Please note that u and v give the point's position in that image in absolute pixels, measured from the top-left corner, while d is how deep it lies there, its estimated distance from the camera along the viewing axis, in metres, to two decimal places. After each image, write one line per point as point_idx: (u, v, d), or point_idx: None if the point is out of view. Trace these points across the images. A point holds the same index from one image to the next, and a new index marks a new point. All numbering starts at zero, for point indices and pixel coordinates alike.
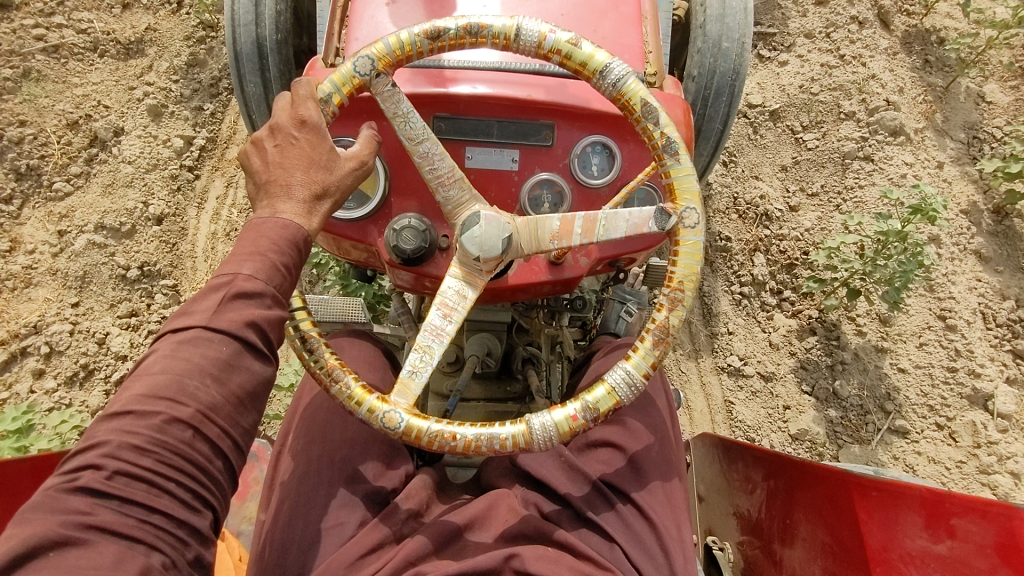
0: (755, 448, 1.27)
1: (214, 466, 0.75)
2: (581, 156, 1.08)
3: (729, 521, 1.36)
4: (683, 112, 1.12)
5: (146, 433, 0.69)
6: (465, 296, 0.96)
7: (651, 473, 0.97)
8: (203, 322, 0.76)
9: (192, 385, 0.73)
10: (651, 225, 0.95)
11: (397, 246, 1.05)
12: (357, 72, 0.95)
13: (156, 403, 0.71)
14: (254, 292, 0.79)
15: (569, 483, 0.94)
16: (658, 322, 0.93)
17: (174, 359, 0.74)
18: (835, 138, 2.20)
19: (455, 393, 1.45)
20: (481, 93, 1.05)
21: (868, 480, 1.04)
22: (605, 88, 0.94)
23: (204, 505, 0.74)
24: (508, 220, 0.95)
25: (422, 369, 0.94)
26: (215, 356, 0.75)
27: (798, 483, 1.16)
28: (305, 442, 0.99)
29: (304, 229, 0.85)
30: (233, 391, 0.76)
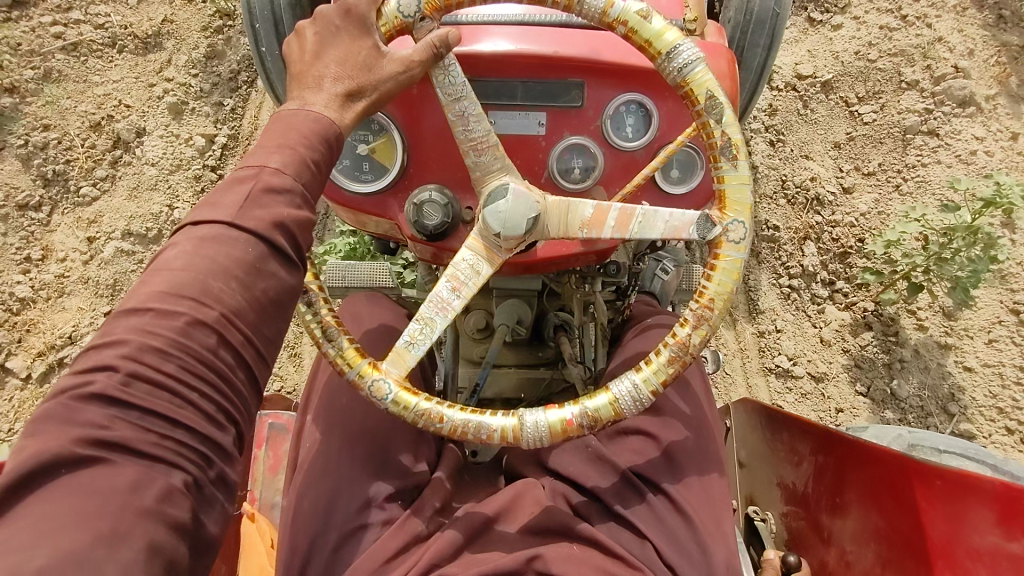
0: (802, 421, 1.20)
1: (238, 374, 0.69)
2: (614, 116, 0.99)
3: (772, 491, 1.31)
4: (727, 63, 1.01)
5: (166, 335, 0.63)
6: (479, 271, 0.90)
7: (688, 468, 0.93)
8: (226, 219, 0.70)
9: (216, 286, 0.67)
10: (691, 231, 0.87)
11: (420, 222, 0.99)
12: (401, 14, 0.84)
13: (179, 302, 0.65)
14: (282, 188, 0.72)
15: (597, 474, 0.91)
16: (677, 341, 0.86)
17: (196, 256, 0.68)
18: (895, 111, 2.03)
19: (485, 366, 1.41)
20: (505, 51, 0.96)
21: (928, 468, 0.97)
22: (667, 72, 0.84)
23: (229, 420, 0.68)
24: (538, 198, 0.88)
25: (421, 340, 0.89)
26: (240, 257, 0.69)
27: (849, 461, 1.10)
28: (326, 429, 0.96)
29: (336, 124, 0.78)
30: (257, 295, 0.70)
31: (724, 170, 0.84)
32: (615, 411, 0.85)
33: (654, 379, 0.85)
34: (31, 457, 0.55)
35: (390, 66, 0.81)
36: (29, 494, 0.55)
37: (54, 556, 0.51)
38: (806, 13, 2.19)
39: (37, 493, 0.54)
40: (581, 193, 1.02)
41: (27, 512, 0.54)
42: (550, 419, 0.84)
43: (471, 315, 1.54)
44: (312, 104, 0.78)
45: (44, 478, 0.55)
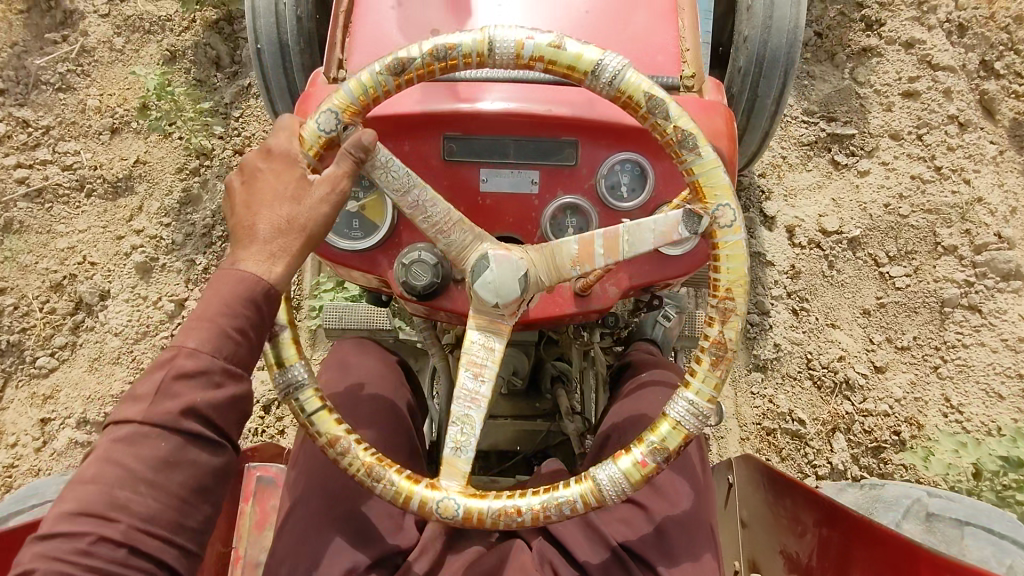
0: (807, 489, 1.16)
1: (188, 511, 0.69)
2: (608, 176, 0.97)
3: (775, 560, 1.25)
4: (725, 120, 0.98)
5: (73, 560, 0.63)
6: (492, 348, 0.86)
7: (680, 550, 0.89)
8: (140, 417, 0.68)
9: (125, 495, 0.66)
10: (681, 229, 0.83)
11: (408, 282, 0.96)
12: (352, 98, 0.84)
13: (88, 520, 0.64)
14: (198, 370, 0.70)
15: (587, 548, 0.88)
16: (656, 438, 0.82)
17: (108, 464, 0.66)
18: (931, 278, 1.85)
19: None
20: (500, 110, 0.95)
21: (941, 559, 0.94)
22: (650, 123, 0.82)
23: None
24: (520, 254, 0.85)
25: (466, 443, 0.84)
26: (152, 460, 0.67)
27: (856, 539, 1.06)
28: (304, 490, 0.93)
29: (264, 283, 0.74)
30: (173, 496, 0.68)
31: (720, 270, 0.82)
32: (594, 496, 0.81)
33: (641, 470, 0.81)
34: None
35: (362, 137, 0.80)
36: None
37: None
38: (829, 156, 2.00)
39: None
40: None
41: None
42: (503, 506, 0.80)
43: (466, 362, 1.49)
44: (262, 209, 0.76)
45: None
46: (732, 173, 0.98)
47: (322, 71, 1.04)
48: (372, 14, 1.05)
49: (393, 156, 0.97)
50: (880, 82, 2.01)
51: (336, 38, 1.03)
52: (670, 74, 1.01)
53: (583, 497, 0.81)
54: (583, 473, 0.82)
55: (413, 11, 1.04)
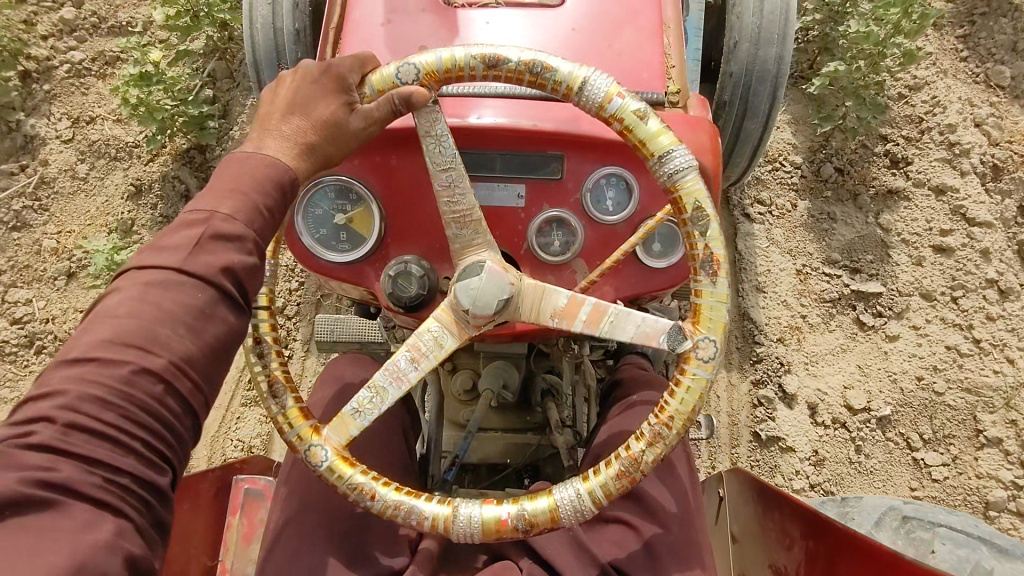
0: (793, 502, 1.16)
1: (252, 219, 0.70)
2: (594, 190, 0.98)
3: (764, 573, 1.25)
4: (709, 137, 0.99)
5: (109, 384, 0.59)
6: (442, 344, 0.88)
7: (667, 561, 0.89)
8: (177, 262, 0.65)
9: (163, 333, 0.62)
10: (664, 338, 0.84)
11: (396, 293, 0.97)
12: (400, 80, 0.85)
13: (123, 350, 0.61)
14: (233, 234, 0.68)
15: (576, 564, 0.87)
16: (628, 456, 0.82)
17: (141, 302, 0.63)
18: (972, 473, 1.76)
19: (467, 436, 1.38)
20: (486, 124, 0.96)
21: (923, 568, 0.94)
22: (659, 174, 0.83)
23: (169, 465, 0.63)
24: (513, 279, 0.86)
25: (370, 411, 0.86)
26: (189, 303, 0.64)
27: (840, 550, 1.06)
28: (299, 506, 0.93)
29: (291, 171, 0.75)
30: (208, 342, 0.65)
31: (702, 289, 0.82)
32: (555, 517, 0.81)
33: (556, 507, 0.81)
34: None
35: (355, 120, 0.82)
36: None
37: None
38: (855, 314, 1.93)
39: None
40: (561, 265, 1.00)
41: None
42: (468, 513, 0.80)
43: (457, 374, 1.49)
44: (268, 148, 0.75)
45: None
46: (716, 189, 0.99)
47: None
48: (360, 29, 1.07)
49: (382, 172, 0.99)
50: (909, 231, 1.97)
51: (327, 55, 1.06)
52: (655, 91, 1.02)
53: (547, 512, 0.81)
54: (550, 489, 0.82)
55: (400, 27, 1.06)
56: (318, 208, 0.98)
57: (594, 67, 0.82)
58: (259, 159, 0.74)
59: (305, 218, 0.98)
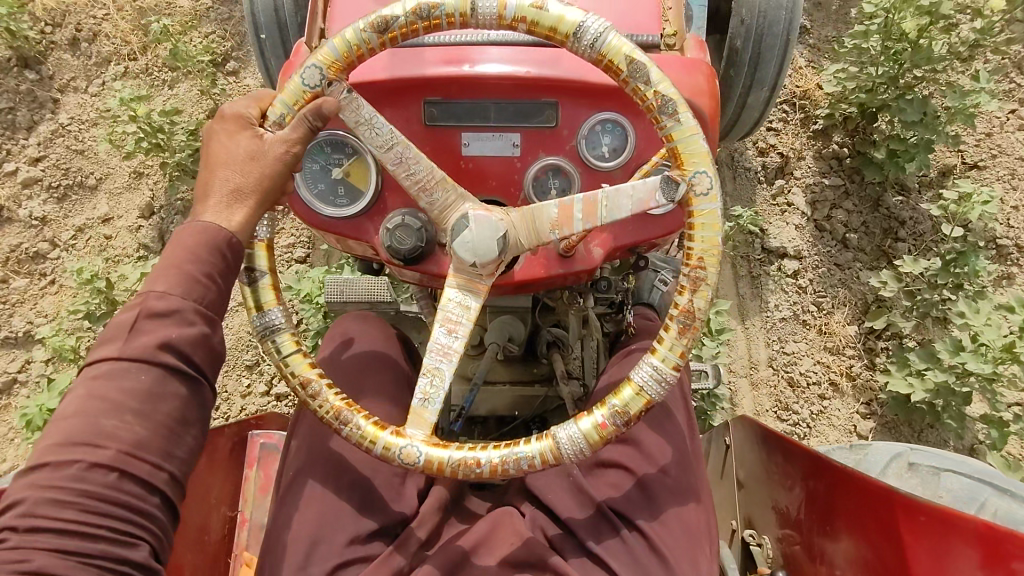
0: (793, 443, 1.18)
1: (190, 290, 0.74)
2: (589, 135, 0.97)
3: (767, 515, 1.27)
4: (707, 79, 0.98)
5: (65, 486, 0.64)
6: (469, 306, 0.89)
7: (663, 500, 0.93)
8: (116, 351, 0.70)
9: (108, 424, 0.67)
10: (658, 196, 0.83)
11: (393, 246, 0.98)
12: (306, 86, 0.85)
13: (73, 450, 0.65)
14: (168, 309, 0.72)
15: (574, 505, 0.91)
16: (619, 403, 0.83)
17: (90, 398, 0.68)
18: None
19: (472, 389, 1.40)
20: (478, 72, 0.95)
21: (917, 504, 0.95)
22: (582, 52, 0.81)
23: (139, 533, 0.67)
24: (501, 216, 0.86)
25: (434, 395, 0.87)
26: (134, 387, 0.69)
27: (838, 489, 1.08)
28: (308, 460, 0.96)
29: (228, 232, 0.78)
30: (159, 423, 0.70)
31: (694, 238, 0.82)
32: (557, 455, 0.83)
33: (627, 401, 0.83)
34: None
35: None
36: None
37: None
38: None
39: None
40: None
41: None
42: (464, 457, 0.83)
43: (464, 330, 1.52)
44: None
45: None
46: (713, 132, 0.98)
47: (304, 41, 1.04)
48: None
49: None
50: None
51: (317, 6, 1.04)
52: (650, 33, 1.00)
53: (543, 453, 0.84)
54: (544, 432, 0.85)
55: None
56: (314, 164, 0.99)
57: (591, 13, 0.80)
58: (197, 229, 0.77)
59: (304, 173, 1.00)
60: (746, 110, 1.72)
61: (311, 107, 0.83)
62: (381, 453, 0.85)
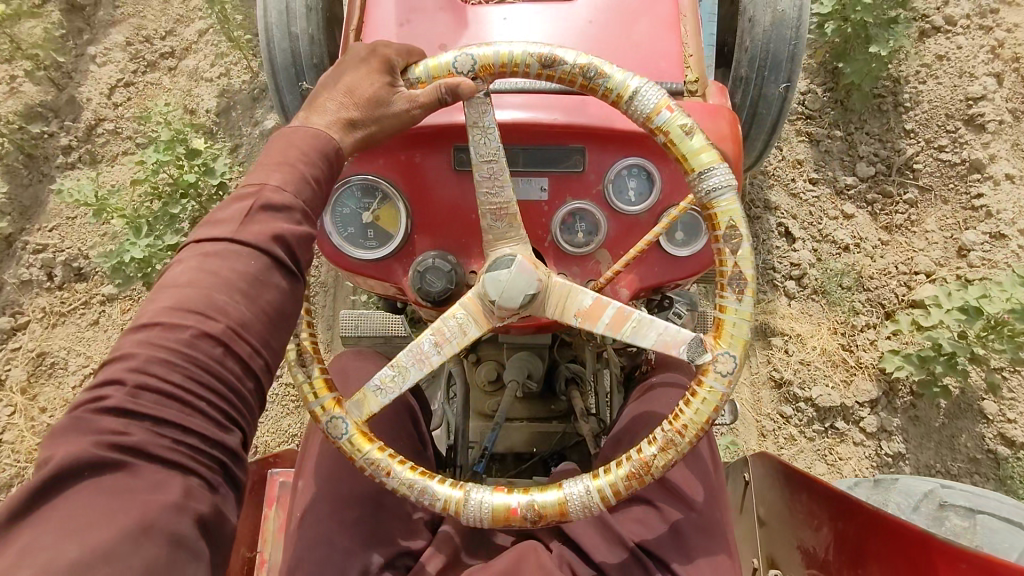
0: (819, 484, 1.18)
1: (301, 190, 0.71)
2: (616, 180, 0.99)
3: (795, 556, 1.28)
4: (730, 124, 1.00)
5: (171, 348, 0.60)
6: (466, 331, 0.89)
7: (694, 543, 0.93)
8: (229, 233, 0.66)
9: (221, 299, 0.63)
10: (683, 347, 0.85)
11: (422, 288, 0.99)
12: (455, 70, 0.84)
13: (185, 316, 0.62)
14: (282, 205, 0.69)
15: (605, 548, 0.90)
16: (638, 462, 0.83)
17: (202, 271, 0.64)
18: None
19: (494, 428, 1.40)
20: (507, 120, 0.97)
21: (953, 552, 0.95)
22: (634, 115, 0.83)
23: (232, 425, 0.63)
24: (542, 275, 0.88)
25: (391, 387, 0.89)
26: (243, 271, 0.65)
27: (870, 532, 1.08)
28: (329, 495, 0.96)
29: (337, 141, 0.76)
30: (264, 308, 0.66)
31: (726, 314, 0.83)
32: (608, 496, 0.84)
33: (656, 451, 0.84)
34: (53, 464, 0.53)
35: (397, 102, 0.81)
36: (43, 509, 0.52)
37: (83, 551, 0.49)
38: None
39: (39, 514, 0.51)
40: (584, 256, 1.01)
41: (52, 516, 0.51)
42: (487, 503, 0.83)
43: (481, 366, 1.52)
44: (315, 121, 0.76)
45: (64, 485, 0.53)
46: (737, 176, 0.99)
47: None
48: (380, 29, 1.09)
49: (407, 170, 1.01)
50: None
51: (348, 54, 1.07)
52: (673, 80, 1.02)
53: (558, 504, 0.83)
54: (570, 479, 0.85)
55: (415, 25, 1.08)
56: (346, 208, 1.01)
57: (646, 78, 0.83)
58: (307, 132, 0.75)
59: (333, 216, 1.01)
60: (752, 136, 1.71)
61: (448, 84, 0.81)
62: (396, 487, 0.86)
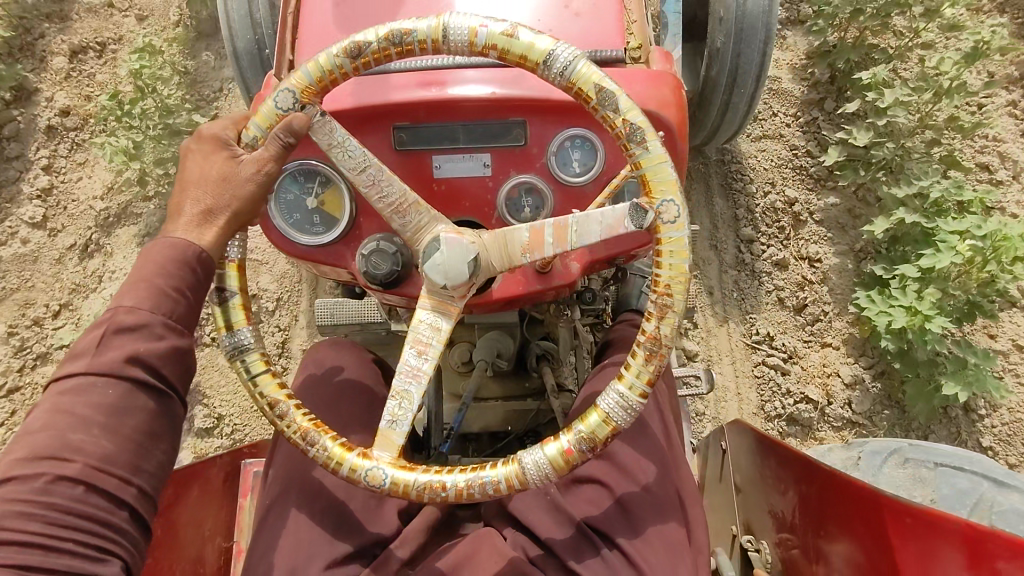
0: (783, 448, 1.19)
1: (159, 304, 0.76)
2: (558, 152, 0.98)
3: (765, 520, 1.27)
4: (672, 91, 0.98)
5: (28, 498, 0.66)
6: (440, 327, 0.89)
7: (644, 518, 0.93)
8: (85, 367, 0.73)
9: (76, 438, 0.70)
10: (628, 221, 0.83)
11: (368, 272, 0.98)
12: (279, 109, 0.86)
13: (40, 463, 0.68)
14: (136, 324, 0.75)
15: (554, 526, 0.91)
16: (585, 429, 0.83)
17: (56, 414, 0.71)
18: None
19: (461, 408, 1.40)
20: (443, 96, 0.96)
21: (899, 503, 0.95)
22: (553, 79, 0.82)
23: (108, 549, 0.70)
24: (472, 239, 0.86)
25: (402, 417, 0.87)
26: (100, 403, 0.72)
27: (828, 494, 1.08)
28: (284, 487, 0.98)
29: (195, 246, 0.81)
30: (127, 434, 0.73)
31: (662, 266, 0.82)
32: (564, 461, 0.83)
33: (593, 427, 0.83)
34: None
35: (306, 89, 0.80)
36: None
37: None
38: None
39: None
40: None
41: None
42: (430, 481, 0.83)
43: (453, 348, 1.52)
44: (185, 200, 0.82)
45: None
46: (681, 142, 0.99)
47: (274, 74, 1.06)
48: (316, 10, 1.07)
49: None
50: None
51: (285, 38, 1.06)
52: (614, 48, 1.01)
53: (508, 478, 0.83)
54: (510, 457, 0.84)
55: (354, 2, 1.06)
56: (289, 193, 1.00)
57: (560, 40, 0.81)
58: (166, 244, 0.80)
59: (277, 203, 1.00)
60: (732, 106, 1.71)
61: (281, 125, 0.84)
62: (347, 475, 0.86)
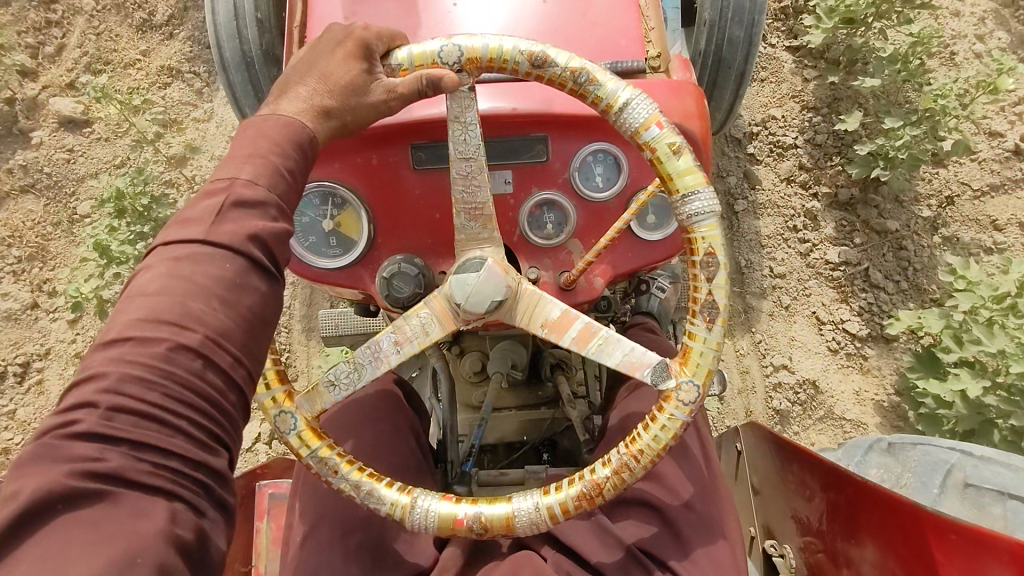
0: (809, 455, 1.17)
1: (274, 183, 0.65)
2: (582, 167, 0.96)
3: (788, 525, 1.26)
4: (695, 101, 0.96)
5: (146, 362, 0.55)
6: (428, 332, 0.87)
7: (692, 539, 0.92)
8: (200, 234, 0.60)
9: (197, 307, 0.58)
10: (648, 371, 0.83)
11: (391, 295, 0.95)
12: (441, 60, 0.78)
13: (158, 328, 0.56)
14: (255, 201, 0.63)
15: (602, 550, 0.90)
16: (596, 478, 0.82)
17: (172, 278, 0.59)
18: None
19: (480, 421, 1.38)
20: None
21: (944, 522, 0.94)
22: (623, 127, 0.79)
23: (221, 443, 0.59)
24: (508, 280, 0.84)
25: (342, 386, 0.87)
26: (219, 275, 0.60)
27: (862, 503, 1.07)
28: (315, 518, 0.95)
29: (309, 131, 0.71)
30: (245, 314, 0.61)
31: (697, 323, 0.81)
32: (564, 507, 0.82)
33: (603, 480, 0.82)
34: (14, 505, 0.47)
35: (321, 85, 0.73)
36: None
37: None
38: None
39: None
40: (557, 248, 0.98)
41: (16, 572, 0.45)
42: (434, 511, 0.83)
43: (466, 358, 1.50)
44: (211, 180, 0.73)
45: (36, 524, 0.47)
46: (706, 152, 0.97)
47: None
48: (325, 23, 1.04)
49: (368, 172, 0.96)
50: None
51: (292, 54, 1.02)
52: (633, 57, 0.99)
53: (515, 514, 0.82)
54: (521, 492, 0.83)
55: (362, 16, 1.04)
56: (305, 216, 0.97)
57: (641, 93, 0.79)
58: (277, 121, 0.69)
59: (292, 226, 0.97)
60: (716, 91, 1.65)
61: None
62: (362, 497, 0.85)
